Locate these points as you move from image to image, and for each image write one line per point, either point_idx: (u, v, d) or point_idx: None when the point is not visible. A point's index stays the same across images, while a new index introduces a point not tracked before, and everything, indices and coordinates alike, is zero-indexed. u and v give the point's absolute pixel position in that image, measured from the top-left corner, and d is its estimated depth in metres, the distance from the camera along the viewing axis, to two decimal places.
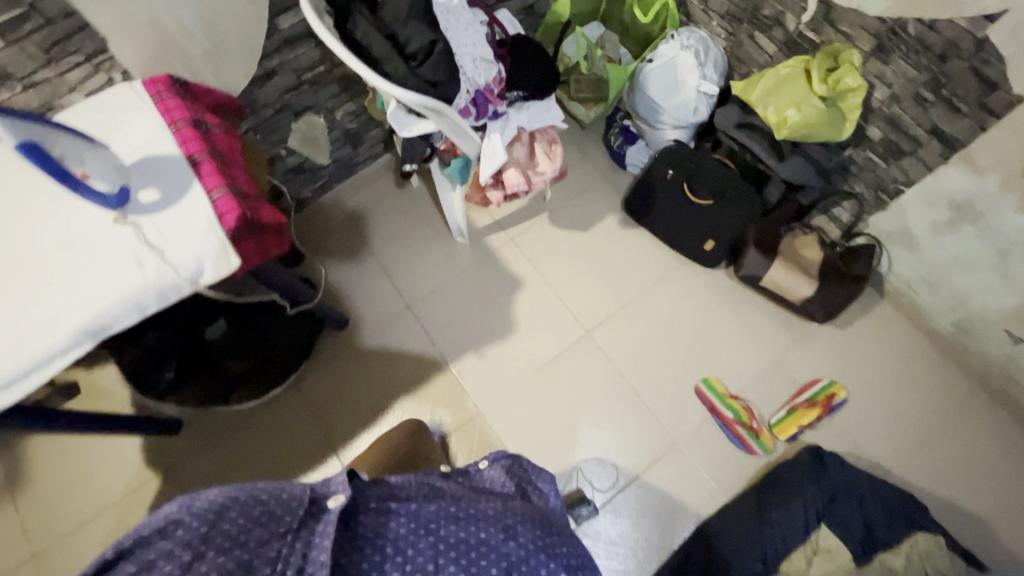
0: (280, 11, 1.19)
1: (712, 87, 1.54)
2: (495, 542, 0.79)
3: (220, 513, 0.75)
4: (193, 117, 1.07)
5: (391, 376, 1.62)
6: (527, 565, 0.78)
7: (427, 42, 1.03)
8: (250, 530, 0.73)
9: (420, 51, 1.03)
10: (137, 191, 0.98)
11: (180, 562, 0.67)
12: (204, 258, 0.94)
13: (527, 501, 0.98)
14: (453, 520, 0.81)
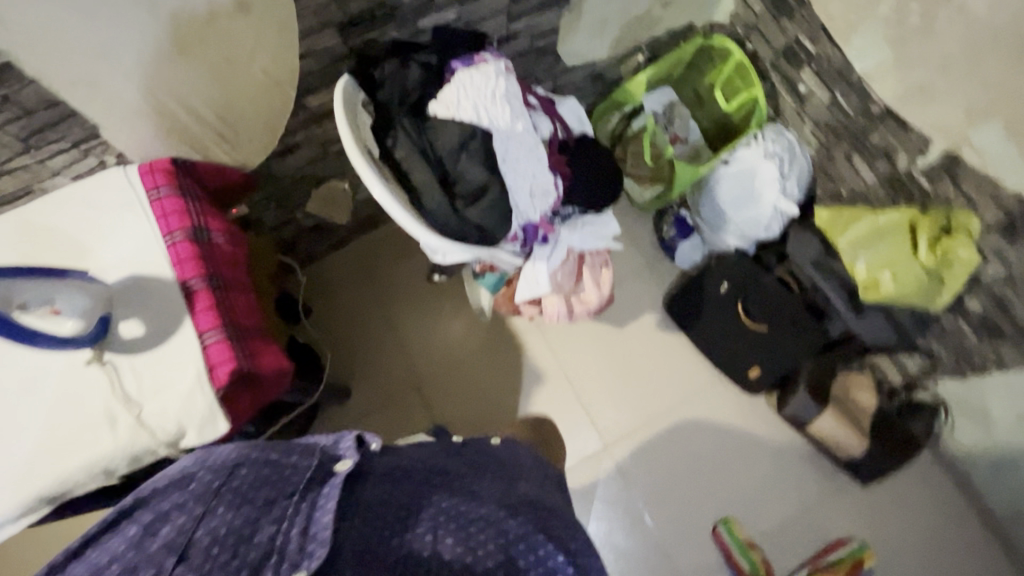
0: (309, 91, 1.01)
1: (792, 207, 1.34)
2: (495, 514, 0.75)
3: (233, 469, 0.72)
4: (194, 224, 0.90)
5: None
6: (526, 544, 0.71)
7: (481, 184, 0.87)
8: (258, 488, 0.70)
9: (469, 193, 0.87)
10: (118, 323, 0.83)
11: (191, 516, 0.65)
12: (187, 421, 0.80)
13: (541, 485, 0.91)
14: (456, 497, 0.77)
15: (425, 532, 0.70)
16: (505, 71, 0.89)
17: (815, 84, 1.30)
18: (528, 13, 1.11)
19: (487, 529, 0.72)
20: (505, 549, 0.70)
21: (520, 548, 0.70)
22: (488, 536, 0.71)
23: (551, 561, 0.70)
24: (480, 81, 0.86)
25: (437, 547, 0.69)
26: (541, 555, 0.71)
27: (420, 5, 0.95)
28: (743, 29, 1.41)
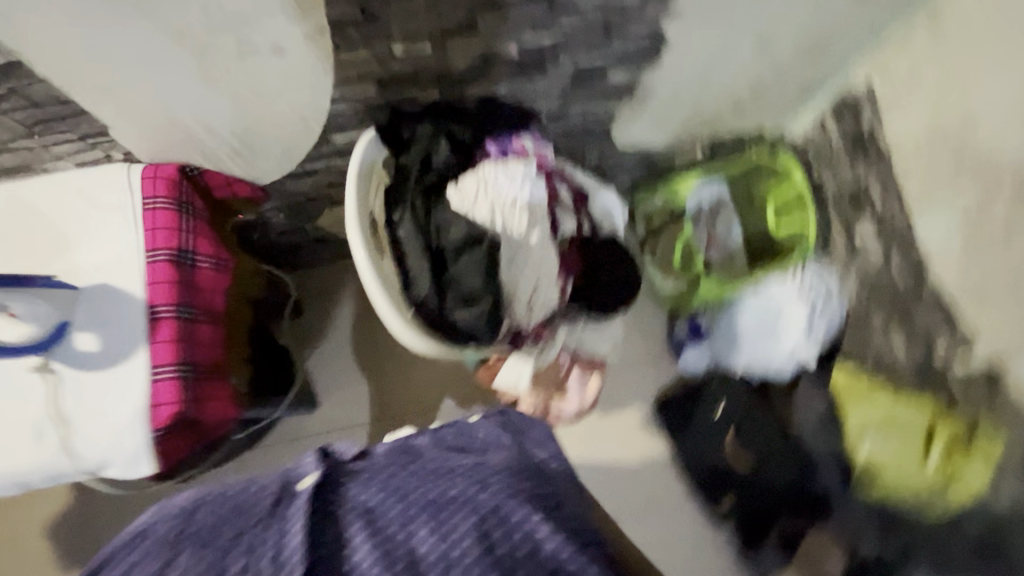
0: (337, 129, 0.95)
1: (814, 356, 1.29)
2: (467, 493, 0.73)
3: (188, 513, 0.73)
4: (181, 244, 0.86)
5: None
6: (501, 528, 0.70)
7: (478, 291, 0.82)
8: (222, 522, 0.72)
9: (462, 295, 0.81)
10: (74, 332, 0.80)
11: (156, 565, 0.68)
12: (113, 455, 0.77)
13: (554, 456, 0.89)
14: (431, 480, 0.76)
15: (394, 532, 0.69)
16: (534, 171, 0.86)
17: (873, 239, 1.20)
18: (587, 99, 1.03)
19: (460, 512, 0.71)
20: (478, 535, 0.68)
21: (499, 520, 0.71)
22: (462, 520, 0.70)
23: (529, 530, 0.71)
24: (505, 178, 0.83)
25: (407, 547, 0.68)
26: (518, 525, 0.71)
27: (470, 76, 0.89)
28: (815, 154, 1.31)
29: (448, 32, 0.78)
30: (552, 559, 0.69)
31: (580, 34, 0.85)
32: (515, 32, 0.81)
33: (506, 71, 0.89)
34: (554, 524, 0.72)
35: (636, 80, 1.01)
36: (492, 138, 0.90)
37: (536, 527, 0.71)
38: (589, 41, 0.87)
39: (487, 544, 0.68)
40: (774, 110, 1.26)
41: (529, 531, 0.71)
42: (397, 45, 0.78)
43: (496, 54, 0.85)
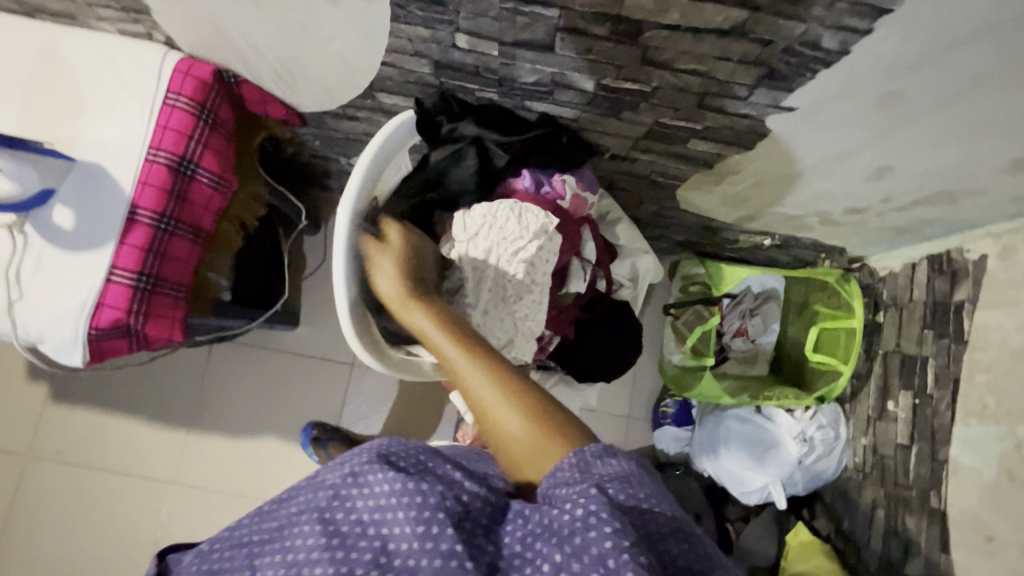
0: (384, 90, 0.87)
1: (782, 503, 1.16)
2: (306, 498, 0.54)
3: None
4: (185, 153, 0.82)
5: (281, 416, 1.48)
6: (353, 494, 0.51)
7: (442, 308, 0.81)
8: None
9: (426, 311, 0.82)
10: (54, 203, 0.79)
11: None
12: (51, 337, 0.77)
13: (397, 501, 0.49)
14: (253, 533, 0.53)
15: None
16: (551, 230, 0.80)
17: (903, 416, 1.06)
18: (657, 154, 0.91)
19: (302, 518, 0.52)
20: (324, 528, 0.50)
21: (345, 512, 0.51)
22: (305, 525, 0.51)
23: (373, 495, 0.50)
24: (517, 228, 0.78)
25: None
26: (362, 503, 0.51)
27: (534, 92, 0.78)
28: (887, 296, 1.15)
29: (519, 44, 0.68)
30: (421, 516, 0.48)
31: (668, 95, 0.73)
32: (594, 69, 0.70)
33: (578, 101, 0.78)
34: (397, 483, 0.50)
35: (718, 157, 0.88)
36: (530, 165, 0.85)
37: (380, 485, 0.51)
38: (677, 105, 0.75)
39: (343, 535, 0.49)
40: (863, 236, 1.10)
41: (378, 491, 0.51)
42: (461, 38, 0.69)
43: (570, 83, 0.75)
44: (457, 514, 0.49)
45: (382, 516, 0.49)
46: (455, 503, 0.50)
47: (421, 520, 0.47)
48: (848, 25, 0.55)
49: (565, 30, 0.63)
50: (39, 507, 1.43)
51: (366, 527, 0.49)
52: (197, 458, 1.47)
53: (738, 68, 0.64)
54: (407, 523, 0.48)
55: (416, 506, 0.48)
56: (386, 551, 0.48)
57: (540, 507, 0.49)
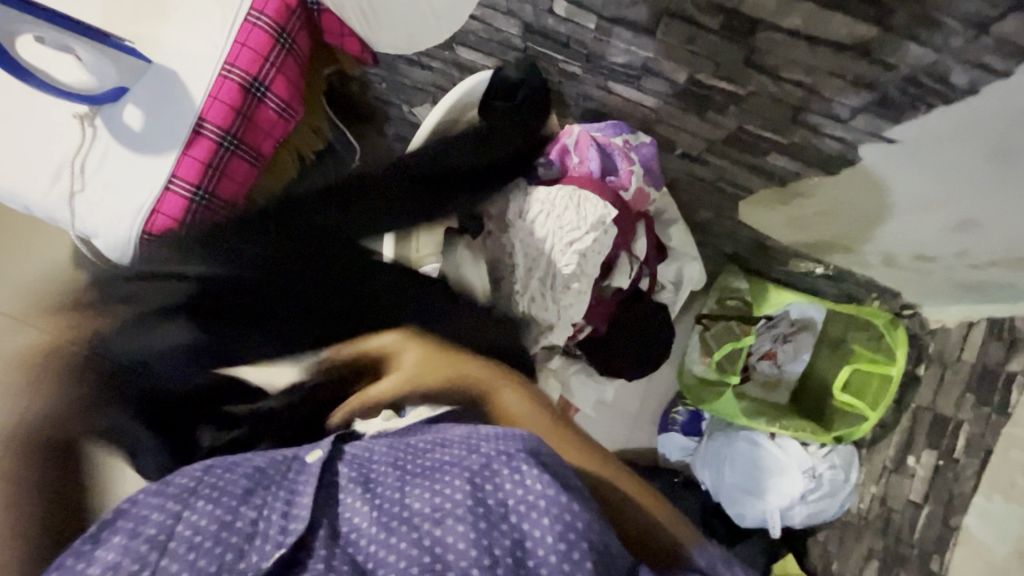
0: (465, 45, 0.85)
1: (775, 532, 1.16)
2: (462, 453, 0.60)
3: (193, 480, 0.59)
4: (258, 75, 0.82)
5: None
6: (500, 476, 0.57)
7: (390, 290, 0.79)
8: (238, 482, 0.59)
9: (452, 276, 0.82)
10: (126, 103, 0.79)
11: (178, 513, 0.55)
12: (107, 233, 0.79)
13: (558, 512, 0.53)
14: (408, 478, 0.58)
15: (387, 494, 0.57)
16: (607, 223, 0.79)
17: (922, 474, 1.05)
18: (731, 162, 0.88)
19: (453, 471, 0.58)
20: (472, 495, 0.55)
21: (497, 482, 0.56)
22: (456, 479, 0.57)
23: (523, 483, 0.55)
24: (572, 221, 0.79)
25: (404, 511, 0.56)
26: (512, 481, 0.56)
27: (621, 75, 0.75)
28: (933, 351, 1.11)
29: (622, 23, 0.64)
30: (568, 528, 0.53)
31: (763, 104, 0.69)
32: (693, 62, 0.66)
33: (664, 93, 0.75)
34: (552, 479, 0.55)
35: (796, 177, 0.84)
36: (598, 142, 0.83)
37: (535, 481, 0.55)
38: (769, 116, 0.71)
39: (487, 507, 0.55)
40: (924, 285, 1.05)
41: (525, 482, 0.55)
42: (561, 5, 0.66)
43: (662, 74, 0.71)
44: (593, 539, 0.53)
45: (526, 511, 0.54)
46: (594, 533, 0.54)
47: (565, 539, 0.52)
48: (987, 64, 0.50)
49: (674, 16, 0.60)
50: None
51: (512, 508, 0.55)
52: None
53: (849, 89, 0.60)
54: (550, 535, 0.52)
55: (565, 522, 0.53)
56: (523, 548, 0.53)
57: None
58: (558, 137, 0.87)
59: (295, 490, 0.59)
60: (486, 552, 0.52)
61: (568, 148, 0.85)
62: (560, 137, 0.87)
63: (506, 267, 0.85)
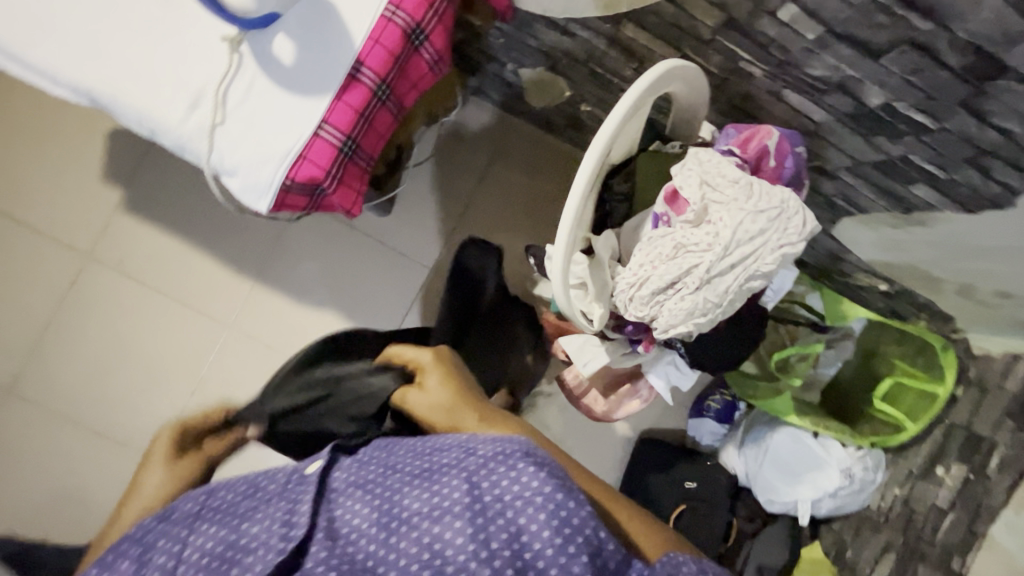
0: (633, 23, 0.82)
1: (803, 520, 1.25)
2: (463, 458, 0.64)
3: (209, 491, 0.68)
4: (421, 21, 0.75)
5: (341, 296, 1.50)
6: (491, 476, 0.60)
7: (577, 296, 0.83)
8: (240, 500, 0.66)
9: (642, 283, 0.79)
10: (277, 31, 0.72)
11: (177, 540, 0.63)
12: (243, 173, 0.73)
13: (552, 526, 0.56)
14: (406, 484, 0.63)
15: (388, 497, 0.63)
16: (808, 219, 0.73)
17: (950, 484, 1.17)
18: (865, 183, 0.89)
19: (451, 473, 0.62)
20: (471, 497, 0.59)
21: (492, 483, 0.60)
22: (453, 480, 0.61)
23: (517, 484, 0.59)
24: (778, 201, 0.73)
25: (402, 511, 0.60)
26: (505, 483, 0.59)
27: (805, 85, 0.74)
28: (974, 375, 1.21)
29: (849, 39, 0.63)
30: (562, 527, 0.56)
31: (947, 140, 0.70)
32: (900, 90, 0.66)
33: (840, 109, 0.75)
34: (545, 477, 0.59)
35: (926, 208, 0.87)
36: (797, 152, 0.80)
37: (530, 478, 0.59)
38: (944, 151, 0.72)
39: (484, 507, 0.58)
40: (982, 316, 1.14)
41: (518, 485, 0.59)
42: (786, 10, 0.64)
43: (854, 93, 0.71)
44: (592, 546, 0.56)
45: (521, 506, 0.57)
46: (593, 536, 0.57)
47: (563, 535, 0.55)
48: None
49: (914, 46, 0.59)
50: (91, 307, 1.44)
51: (506, 508, 0.58)
52: (258, 312, 1.48)
53: None
54: (547, 529, 0.56)
55: (560, 517, 0.56)
56: (520, 542, 0.56)
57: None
58: (750, 134, 0.79)
59: (298, 502, 0.63)
60: (480, 546, 0.56)
61: (765, 149, 0.79)
62: (757, 136, 0.79)
63: (684, 239, 0.76)
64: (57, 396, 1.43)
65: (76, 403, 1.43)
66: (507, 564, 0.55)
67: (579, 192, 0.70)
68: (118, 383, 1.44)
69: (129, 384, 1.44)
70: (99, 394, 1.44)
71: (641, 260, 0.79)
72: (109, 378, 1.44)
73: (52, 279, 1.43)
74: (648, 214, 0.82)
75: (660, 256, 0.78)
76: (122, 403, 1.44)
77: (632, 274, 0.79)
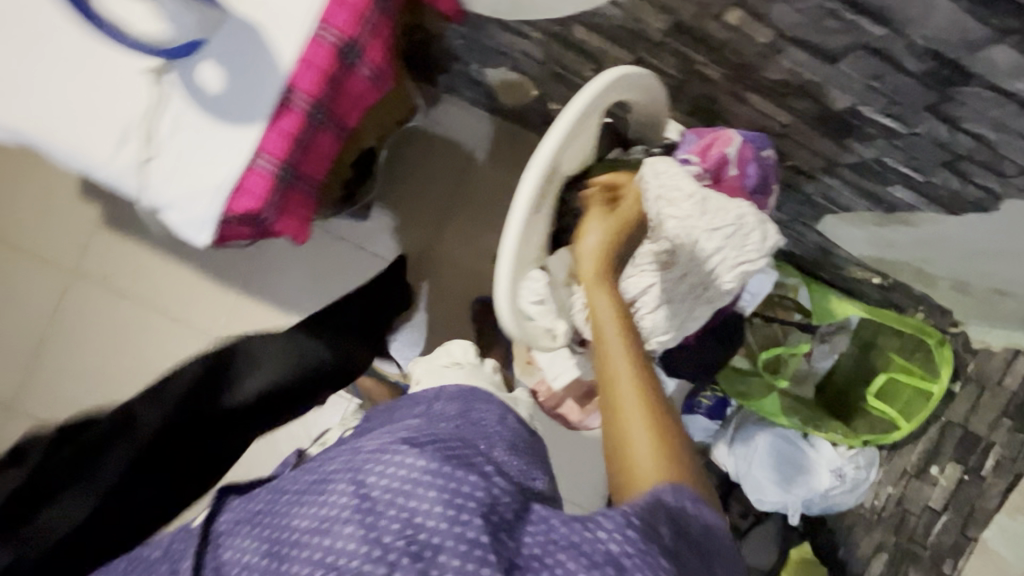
0: (583, 25, 0.77)
1: (794, 521, 1.22)
2: (347, 463, 0.64)
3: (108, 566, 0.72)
4: (354, 38, 0.71)
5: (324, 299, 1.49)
6: (379, 467, 0.61)
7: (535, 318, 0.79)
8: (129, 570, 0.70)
9: None
10: (202, 59, 0.69)
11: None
12: (180, 209, 0.72)
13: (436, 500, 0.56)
14: (295, 507, 0.62)
15: (276, 526, 0.61)
16: (770, 236, 0.67)
17: (942, 484, 1.13)
18: (842, 183, 0.84)
19: (338, 479, 0.62)
20: (358, 492, 0.59)
21: (374, 476, 0.60)
22: (340, 486, 0.60)
23: (398, 469, 0.60)
24: (735, 217, 0.68)
25: (293, 532, 0.58)
26: (388, 471, 0.60)
27: (765, 88, 0.69)
28: (972, 370, 1.15)
29: (800, 44, 0.58)
30: (453, 499, 0.56)
31: (918, 144, 0.65)
32: (863, 94, 0.61)
33: (804, 111, 0.70)
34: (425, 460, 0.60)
35: (907, 208, 0.81)
36: (761, 158, 0.75)
37: (416, 462, 0.60)
38: (916, 155, 0.67)
39: (373, 500, 0.58)
40: (979, 311, 1.08)
41: (396, 473, 0.60)
42: (732, 14, 0.59)
43: (815, 96, 0.65)
44: (485, 509, 0.56)
45: (411, 489, 0.58)
46: (484, 501, 0.57)
47: (452, 505, 0.55)
48: None
49: (869, 51, 0.54)
50: (80, 323, 1.45)
51: (397, 495, 0.58)
52: (244, 320, 1.48)
53: None
54: (438, 504, 0.56)
55: (448, 491, 0.57)
56: (413, 526, 0.55)
57: (570, 522, 0.55)
58: (710, 139, 0.75)
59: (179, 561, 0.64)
60: (373, 544, 0.54)
61: (726, 158, 0.74)
62: (715, 141, 0.74)
63: None
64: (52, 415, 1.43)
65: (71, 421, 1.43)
66: (402, 553, 0.53)
67: (520, 215, 0.67)
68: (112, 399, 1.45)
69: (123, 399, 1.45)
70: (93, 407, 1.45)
71: None
72: (101, 395, 1.45)
73: (41, 297, 1.44)
74: None
75: (617, 273, 0.74)
76: None
77: None
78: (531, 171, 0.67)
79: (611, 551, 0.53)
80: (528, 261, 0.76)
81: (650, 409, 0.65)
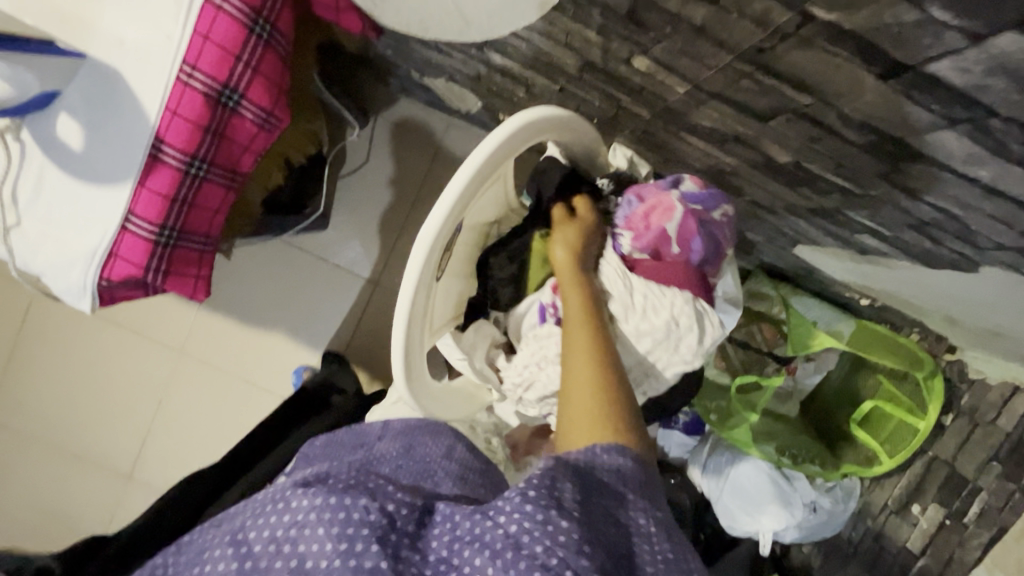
0: (498, 52, 0.66)
1: (764, 550, 1.13)
2: (229, 517, 0.50)
3: None
4: (227, 79, 0.62)
5: (278, 314, 1.33)
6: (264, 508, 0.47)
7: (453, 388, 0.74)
8: None
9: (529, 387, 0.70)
10: (57, 116, 0.62)
11: None
12: (53, 278, 0.66)
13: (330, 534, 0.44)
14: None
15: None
16: (703, 336, 0.66)
17: (923, 526, 1.05)
18: (806, 222, 0.73)
19: (214, 539, 0.48)
20: (235, 551, 0.46)
21: (260, 512, 0.47)
22: (217, 548, 0.47)
23: (284, 499, 0.47)
24: (667, 321, 0.65)
25: None
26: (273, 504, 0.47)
27: (701, 133, 0.58)
28: (966, 404, 1.04)
29: (722, 99, 0.47)
30: (352, 532, 0.43)
31: (879, 204, 0.54)
32: (805, 153, 0.50)
33: (747, 158, 0.59)
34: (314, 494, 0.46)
35: (881, 254, 0.70)
36: (709, 231, 0.65)
37: (299, 500, 0.46)
38: (878, 213, 0.56)
39: (255, 557, 0.45)
40: (976, 343, 0.96)
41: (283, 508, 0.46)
42: (640, 60, 0.49)
43: (756, 148, 0.55)
44: (382, 528, 0.44)
45: (298, 534, 0.45)
46: (382, 517, 0.44)
47: (342, 539, 0.43)
48: None
49: (799, 116, 0.43)
50: (36, 340, 1.33)
51: (281, 545, 0.45)
52: (210, 333, 1.33)
53: (1006, 231, 0.46)
54: (326, 543, 0.43)
55: (337, 524, 0.43)
56: (302, 571, 0.44)
57: (470, 512, 0.44)
58: (653, 203, 0.66)
59: None
60: None
61: (668, 232, 0.66)
62: (659, 206, 0.66)
63: None
64: (25, 449, 1.32)
65: (45, 455, 1.32)
66: None
67: (411, 290, 0.59)
68: (84, 429, 1.33)
69: (96, 431, 1.32)
70: (45, 428, 1.33)
71: (527, 361, 0.69)
72: (71, 424, 1.33)
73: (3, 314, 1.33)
74: (534, 302, 0.71)
75: (547, 356, 0.67)
76: (71, 438, 1.32)
77: (517, 374, 0.70)
78: (423, 237, 0.58)
79: (513, 532, 0.42)
80: (436, 326, 0.68)
81: (589, 348, 0.59)
